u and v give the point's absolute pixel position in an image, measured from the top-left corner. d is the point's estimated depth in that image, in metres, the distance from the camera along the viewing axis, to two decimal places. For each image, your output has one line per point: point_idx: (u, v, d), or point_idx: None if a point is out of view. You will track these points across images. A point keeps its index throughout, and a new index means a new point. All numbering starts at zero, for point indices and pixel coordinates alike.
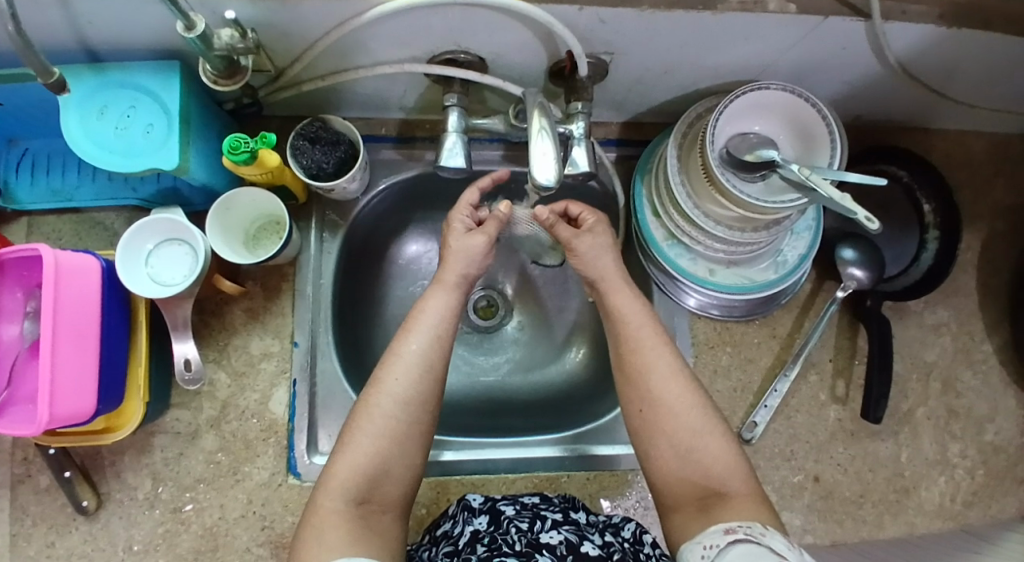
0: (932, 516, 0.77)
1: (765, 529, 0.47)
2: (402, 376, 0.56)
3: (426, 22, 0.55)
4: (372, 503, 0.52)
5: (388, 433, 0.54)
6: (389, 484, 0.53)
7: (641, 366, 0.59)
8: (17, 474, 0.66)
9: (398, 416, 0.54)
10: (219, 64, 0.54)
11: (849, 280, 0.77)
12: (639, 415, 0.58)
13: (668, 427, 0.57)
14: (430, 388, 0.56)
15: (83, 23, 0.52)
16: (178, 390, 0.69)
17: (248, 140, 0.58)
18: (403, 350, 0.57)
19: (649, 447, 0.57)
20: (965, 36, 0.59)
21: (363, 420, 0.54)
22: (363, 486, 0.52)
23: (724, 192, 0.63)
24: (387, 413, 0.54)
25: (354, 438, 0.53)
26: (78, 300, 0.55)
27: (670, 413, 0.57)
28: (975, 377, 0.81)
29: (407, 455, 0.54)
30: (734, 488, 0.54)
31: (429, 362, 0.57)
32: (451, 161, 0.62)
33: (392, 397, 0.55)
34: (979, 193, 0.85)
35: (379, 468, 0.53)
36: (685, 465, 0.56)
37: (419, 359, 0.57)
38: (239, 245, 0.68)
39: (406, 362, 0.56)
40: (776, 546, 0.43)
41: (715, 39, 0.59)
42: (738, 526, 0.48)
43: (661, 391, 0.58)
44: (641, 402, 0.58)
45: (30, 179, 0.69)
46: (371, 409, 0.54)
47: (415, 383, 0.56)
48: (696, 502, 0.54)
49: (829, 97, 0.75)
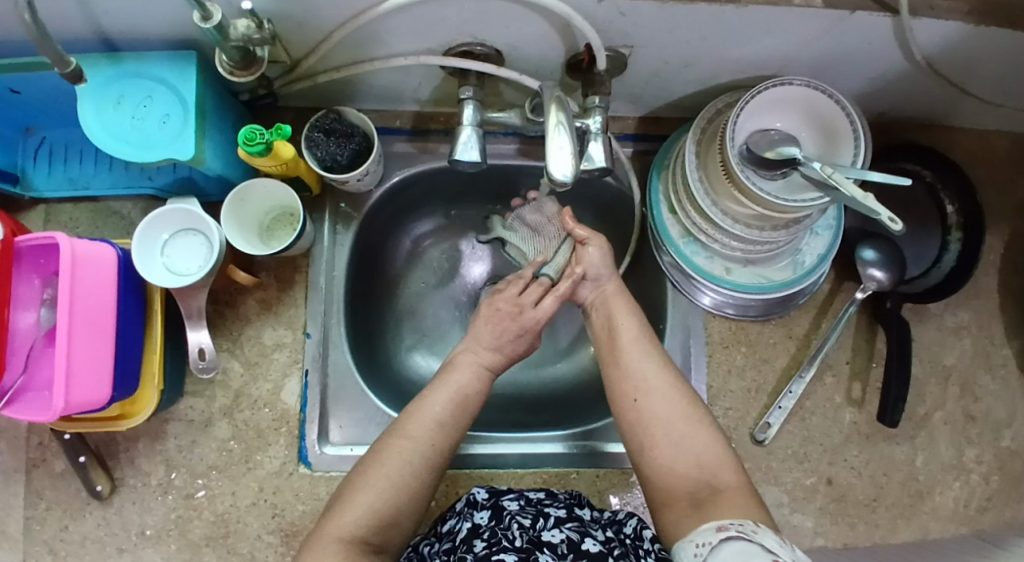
0: (946, 521, 0.75)
1: (757, 526, 0.47)
2: (428, 433, 0.57)
3: (442, 14, 0.54)
4: (376, 544, 0.51)
5: (406, 475, 0.55)
6: (394, 527, 0.53)
7: (630, 359, 0.62)
8: (33, 458, 0.67)
9: (418, 463, 0.56)
10: (235, 55, 0.54)
11: (868, 281, 0.75)
12: (634, 405, 0.59)
13: (665, 417, 0.58)
14: (448, 445, 0.58)
15: (100, 12, 0.52)
16: (192, 378, 0.70)
17: (263, 132, 0.58)
18: (427, 410, 0.59)
19: (641, 436, 0.58)
20: (996, 33, 0.57)
21: (384, 458, 0.55)
22: (373, 527, 0.52)
23: (742, 189, 0.61)
24: (409, 462, 0.55)
25: (373, 476, 0.54)
26: (93, 288, 0.56)
27: (659, 396, 0.59)
28: (994, 381, 0.79)
29: (415, 506, 0.55)
30: (724, 478, 0.54)
31: (453, 420, 0.59)
32: (466, 154, 0.61)
33: (418, 448, 0.56)
34: (1004, 194, 0.83)
35: (391, 509, 0.53)
36: (681, 453, 0.56)
37: (441, 417, 0.59)
38: (253, 236, 0.68)
39: (429, 421, 0.58)
40: (767, 544, 0.43)
41: (737, 32, 0.58)
42: (730, 524, 0.48)
43: (657, 380, 0.60)
44: (635, 391, 0.59)
45: (48, 168, 0.69)
46: (393, 454, 0.55)
47: (437, 434, 0.58)
48: (687, 498, 0.54)
49: (853, 93, 0.74)
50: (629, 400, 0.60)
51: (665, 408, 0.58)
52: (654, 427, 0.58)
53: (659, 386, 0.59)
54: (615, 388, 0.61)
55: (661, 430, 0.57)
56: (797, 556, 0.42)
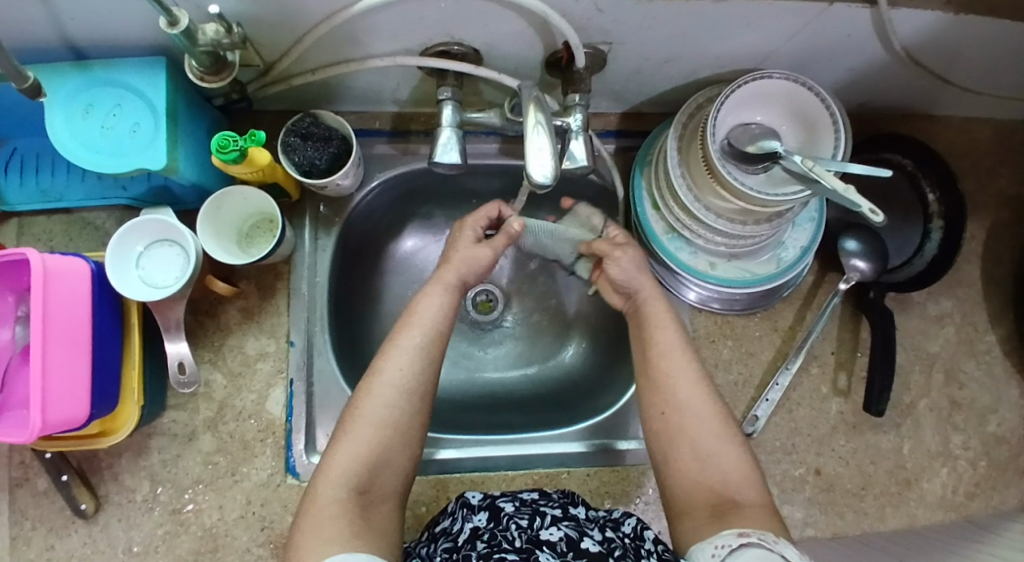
0: (934, 507, 0.76)
1: (778, 537, 0.47)
2: (405, 366, 0.56)
3: (418, 13, 0.53)
4: (372, 493, 0.51)
5: (389, 421, 0.54)
6: (387, 473, 0.53)
7: (666, 370, 0.60)
8: (14, 477, 0.66)
9: (399, 405, 0.55)
10: (205, 60, 0.52)
11: (851, 271, 0.76)
12: (663, 418, 0.58)
13: (690, 431, 0.57)
14: (427, 380, 0.57)
15: (65, 20, 0.51)
16: (175, 391, 0.68)
17: (237, 138, 0.56)
18: (403, 342, 0.57)
19: (668, 449, 0.57)
20: (973, 23, 0.57)
21: (364, 409, 0.54)
22: (364, 475, 0.51)
23: (724, 184, 0.61)
24: (391, 403, 0.54)
25: (355, 428, 0.53)
26: (67, 303, 0.54)
27: (692, 415, 0.57)
28: (978, 367, 0.80)
29: (407, 445, 0.54)
30: (746, 496, 0.53)
31: (428, 354, 0.57)
32: (445, 156, 0.60)
33: (395, 387, 0.55)
34: (983, 182, 0.84)
35: (380, 457, 0.53)
36: (706, 470, 0.55)
37: (416, 351, 0.57)
38: (232, 245, 0.67)
39: (406, 353, 0.57)
40: (787, 555, 0.43)
41: (716, 27, 0.58)
42: (751, 532, 0.47)
43: (690, 395, 0.58)
44: (664, 404, 0.58)
45: (19, 179, 0.67)
46: (375, 397, 0.55)
47: (412, 373, 0.56)
48: (708, 507, 0.53)
49: (833, 85, 0.74)
50: (658, 412, 0.59)
51: (695, 421, 0.57)
52: (683, 442, 0.57)
53: (693, 400, 0.58)
54: (646, 398, 0.60)
55: (689, 445, 0.56)
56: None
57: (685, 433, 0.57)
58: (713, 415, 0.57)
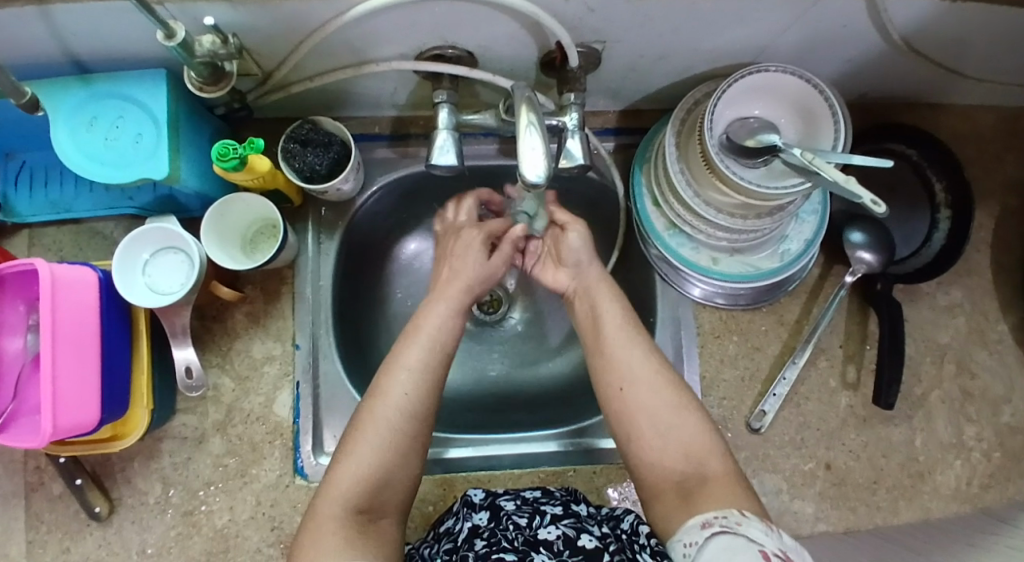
0: (948, 499, 0.75)
1: (742, 516, 0.48)
2: (407, 388, 0.56)
3: (410, 19, 0.54)
4: (374, 512, 0.52)
5: (392, 443, 0.54)
6: (390, 492, 0.53)
7: (616, 347, 0.61)
8: (31, 482, 0.68)
9: (401, 426, 0.55)
10: (203, 71, 0.53)
11: (858, 264, 0.75)
12: (619, 395, 0.59)
13: (647, 404, 0.58)
14: (429, 399, 0.57)
15: (66, 35, 0.52)
16: (184, 395, 0.70)
17: (236, 146, 0.57)
18: (407, 361, 0.58)
19: (630, 426, 0.58)
20: (971, 8, 0.56)
21: (367, 429, 0.54)
22: (366, 494, 0.52)
23: (724, 179, 0.61)
24: (391, 424, 0.54)
25: (356, 450, 0.53)
26: (76, 311, 0.55)
27: (646, 388, 0.59)
28: (990, 357, 0.79)
29: (409, 465, 0.55)
30: (711, 468, 0.55)
31: (430, 374, 0.58)
32: (442, 158, 0.59)
33: (398, 409, 0.55)
34: (992, 169, 0.82)
35: (382, 477, 0.53)
36: (669, 443, 0.56)
37: (422, 371, 0.58)
38: (236, 251, 0.68)
39: (410, 373, 0.57)
40: (753, 536, 0.45)
41: (709, 22, 0.58)
42: (714, 518, 0.48)
43: (642, 370, 0.59)
44: (621, 380, 0.59)
45: (30, 192, 0.69)
46: (376, 419, 0.55)
47: (415, 393, 0.56)
48: (675, 489, 0.54)
49: (834, 75, 0.73)
50: (616, 388, 0.60)
51: (650, 396, 0.58)
52: (640, 417, 0.58)
53: (644, 375, 0.59)
54: (602, 376, 0.61)
55: (650, 420, 0.57)
56: (782, 543, 0.44)
57: (646, 412, 0.58)
58: (681, 392, 0.59)
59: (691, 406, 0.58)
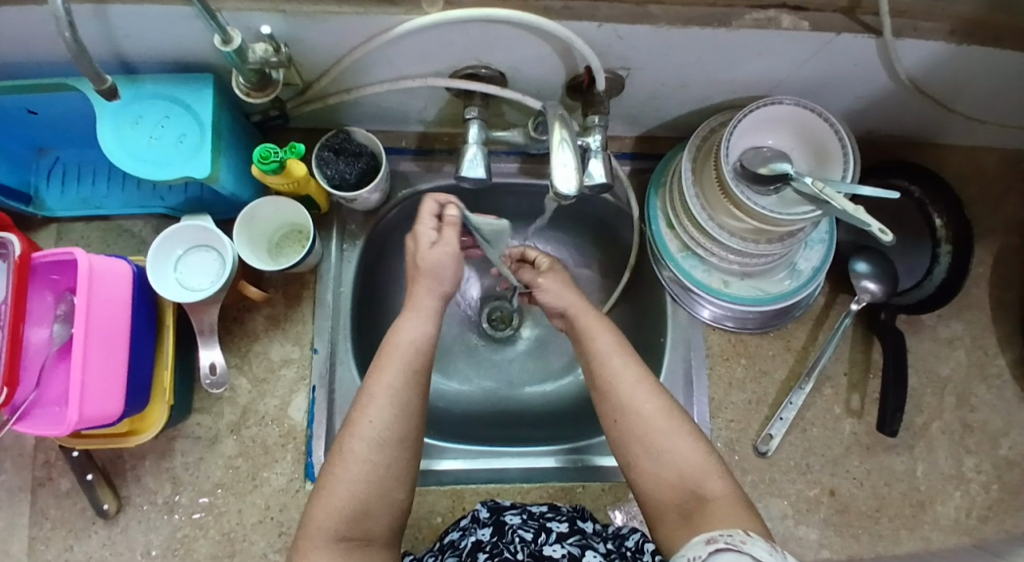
0: (948, 531, 0.76)
1: (746, 536, 0.46)
2: (377, 417, 0.53)
3: (450, 39, 0.57)
4: (357, 540, 0.51)
5: (368, 475, 0.52)
6: (373, 521, 0.52)
7: (609, 377, 0.61)
8: (39, 477, 0.67)
9: (375, 460, 0.53)
10: (251, 77, 0.56)
11: (862, 293, 0.77)
12: (615, 426, 0.59)
13: (641, 433, 0.58)
14: (407, 426, 0.54)
15: (121, 37, 0.55)
16: (200, 395, 0.70)
17: (277, 150, 0.59)
18: (377, 389, 0.54)
19: (625, 452, 0.59)
20: (975, 52, 0.60)
21: (341, 463, 0.53)
22: (344, 526, 0.51)
23: (737, 203, 0.64)
24: (363, 458, 0.52)
25: (332, 486, 0.52)
26: (108, 303, 0.57)
27: (637, 417, 0.59)
28: (989, 390, 0.81)
29: (390, 492, 0.53)
30: (711, 487, 0.55)
31: (406, 401, 0.54)
32: (472, 171, 0.62)
33: (367, 441, 0.53)
34: (989, 208, 0.86)
35: (360, 509, 0.51)
36: (661, 467, 0.57)
37: (394, 398, 0.54)
38: (263, 253, 0.70)
39: (381, 402, 0.54)
40: (758, 554, 0.43)
41: (729, 55, 0.61)
42: (719, 535, 0.47)
43: (630, 398, 0.59)
44: (616, 412, 0.59)
45: (61, 188, 0.71)
46: (346, 453, 0.53)
47: (388, 424, 0.53)
48: (677, 511, 0.55)
49: (842, 112, 0.77)
50: (612, 419, 0.60)
51: (645, 426, 0.58)
52: (635, 447, 0.58)
53: (637, 404, 0.59)
54: (599, 408, 0.61)
55: (642, 448, 0.58)
56: None
57: (641, 439, 0.58)
58: (671, 419, 0.59)
59: (685, 431, 0.58)
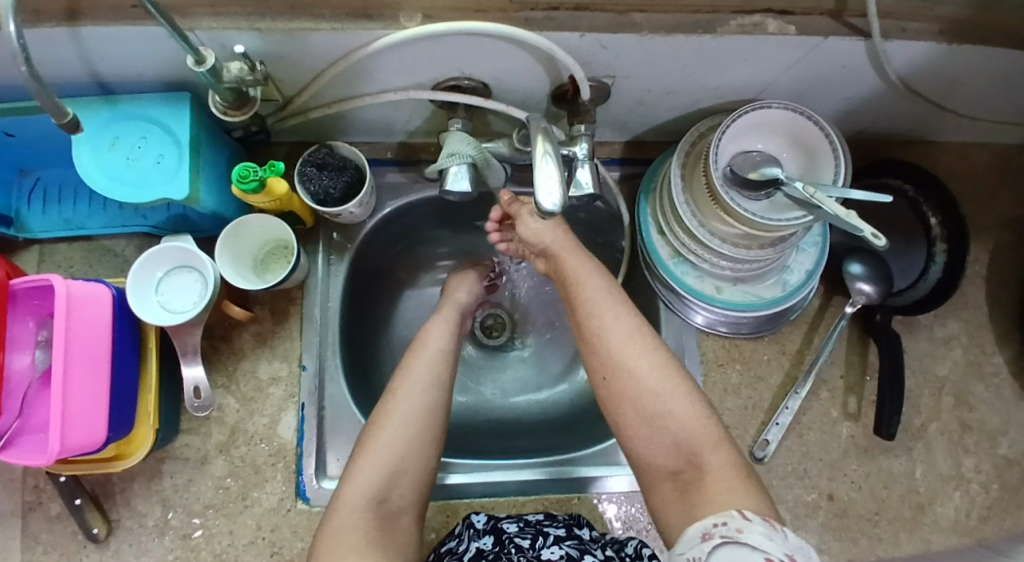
0: (948, 532, 0.75)
1: (742, 518, 0.46)
2: (405, 407, 0.60)
3: (431, 52, 0.56)
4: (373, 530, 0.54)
5: (395, 459, 0.57)
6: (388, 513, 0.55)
7: (598, 328, 0.60)
8: (28, 502, 0.67)
9: (400, 446, 0.58)
10: (228, 96, 0.55)
11: (858, 295, 0.77)
12: (604, 382, 0.59)
13: (631, 393, 0.57)
14: (432, 419, 0.61)
15: (95, 58, 0.54)
16: (188, 416, 0.69)
17: (257, 169, 0.58)
18: (407, 383, 0.62)
19: (614, 412, 0.58)
20: (964, 52, 0.59)
21: (371, 448, 0.58)
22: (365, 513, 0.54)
23: (727, 210, 0.62)
24: (392, 442, 0.58)
25: (361, 468, 0.57)
26: (89, 328, 0.56)
27: (628, 374, 0.58)
28: (987, 390, 0.80)
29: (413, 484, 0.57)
30: (709, 459, 0.54)
31: (433, 395, 0.62)
32: (456, 185, 0.61)
33: (399, 429, 0.59)
34: (983, 206, 0.85)
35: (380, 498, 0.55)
36: (655, 433, 0.56)
37: (423, 390, 0.62)
38: (247, 270, 0.68)
39: (410, 393, 0.61)
40: (756, 542, 0.42)
41: (715, 61, 0.60)
42: (713, 527, 0.47)
43: (615, 356, 0.59)
44: (604, 367, 0.59)
45: (42, 209, 0.70)
46: (376, 441, 0.58)
47: (417, 414, 0.60)
48: (674, 484, 0.55)
49: (833, 113, 0.75)
50: (600, 376, 0.60)
51: (633, 384, 0.57)
52: (626, 405, 0.57)
53: (628, 359, 0.58)
54: (587, 360, 0.61)
55: (632, 408, 0.57)
56: (788, 545, 0.42)
57: (631, 404, 0.57)
58: (672, 386, 0.57)
59: (680, 381, 0.57)
